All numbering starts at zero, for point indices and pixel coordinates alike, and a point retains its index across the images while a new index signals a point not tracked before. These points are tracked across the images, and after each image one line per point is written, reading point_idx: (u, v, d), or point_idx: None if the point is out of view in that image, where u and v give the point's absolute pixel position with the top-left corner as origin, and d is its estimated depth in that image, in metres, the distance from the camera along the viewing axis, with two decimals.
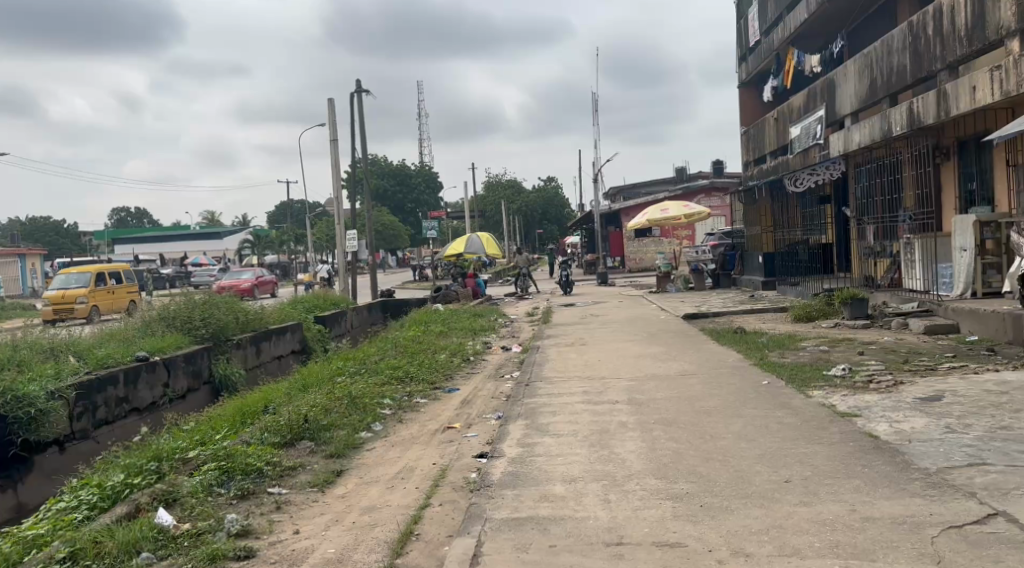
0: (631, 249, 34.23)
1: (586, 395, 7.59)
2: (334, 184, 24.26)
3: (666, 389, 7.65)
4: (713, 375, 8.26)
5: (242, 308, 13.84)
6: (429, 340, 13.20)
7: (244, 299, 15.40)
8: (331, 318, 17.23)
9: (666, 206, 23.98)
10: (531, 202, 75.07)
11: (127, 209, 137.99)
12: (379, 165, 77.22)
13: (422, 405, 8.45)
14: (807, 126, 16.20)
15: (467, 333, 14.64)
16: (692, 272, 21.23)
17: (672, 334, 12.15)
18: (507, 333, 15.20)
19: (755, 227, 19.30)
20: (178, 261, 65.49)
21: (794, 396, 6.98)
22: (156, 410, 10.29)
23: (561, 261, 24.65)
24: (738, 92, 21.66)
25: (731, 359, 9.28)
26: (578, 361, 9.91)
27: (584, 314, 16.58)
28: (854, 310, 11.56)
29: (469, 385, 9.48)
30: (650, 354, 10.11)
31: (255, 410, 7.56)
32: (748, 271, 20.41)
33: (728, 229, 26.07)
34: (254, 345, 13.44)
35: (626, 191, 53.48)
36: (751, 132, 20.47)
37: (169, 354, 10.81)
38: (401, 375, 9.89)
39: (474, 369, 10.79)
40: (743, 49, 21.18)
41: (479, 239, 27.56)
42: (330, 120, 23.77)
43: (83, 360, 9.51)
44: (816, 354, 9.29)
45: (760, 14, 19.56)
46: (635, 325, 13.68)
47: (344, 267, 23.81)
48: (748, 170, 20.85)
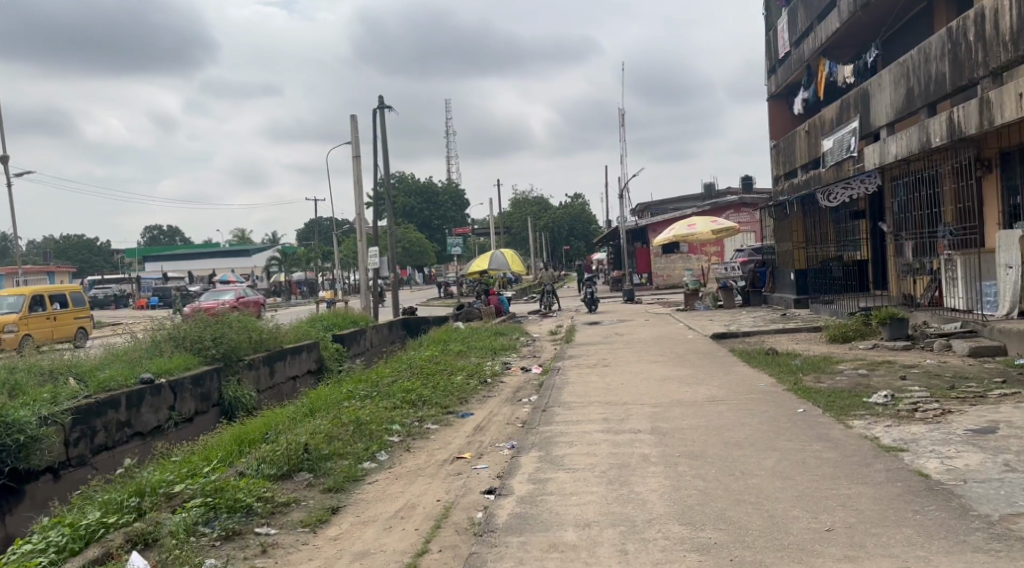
0: (658, 265, 33.65)
1: (607, 424, 7.08)
2: (356, 201, 24.00)
3: (692, 417, 7.11)
4: (744, 402, 7.71)
5: (257, 327, 13.50)
6: (446, 360, 12.75)
7: (260, 317, 15.08)
8: (350, 336, 16.86)
9: (694, 222, 23.40)
10: (559, 218, 74.63)
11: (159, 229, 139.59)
12: (405, 183, 77.27)
13: (432, 432, 7.97)
14: (841, 138, 15.59)
15: (486, 353, 14.17)
16: (721, 290, 20.62)
17: (699, 355, 11.59)
18: (529, 352, 14.71)
19: (786, 242, 18.66)
20: (206, 279, 65.85)
21: (832, 427, 6.42)
22: (161, 434, 9.96)
23: (586, 278, 24.15)
24: (767, 104, 21.08)
25: (763, 383, 8.71)
26: (599, 385, 9.38)
27: (608, 333, 16.03)
28: (893, 331, 10.95)
29: (484, 409, 8.98)
30: (676, 377, 9.56)
31: (254, 438, 7.18)
32: (779, 288, 19.75)
33: (758, 245, 25.40)
34: (268, 365, 13.09)
35: (654, 206, 52.82)
36: (781, 145, 19.86)
37: (177, 375, 10.50)
38: (413, 398, 9.42)
39: (491, 391, 10.30)
40: (772, 61, 20.62)
41: (503, 256, 27.10)
42: (353, 136, 23.56)
43: (84, 383, 9.23)
44: (854, 379, 8.69)
45: (790, 24, 19.01)
46: (661, 345, 13.12)
47: (365, 285, 23.48)
48: (779, 184, 20.23)
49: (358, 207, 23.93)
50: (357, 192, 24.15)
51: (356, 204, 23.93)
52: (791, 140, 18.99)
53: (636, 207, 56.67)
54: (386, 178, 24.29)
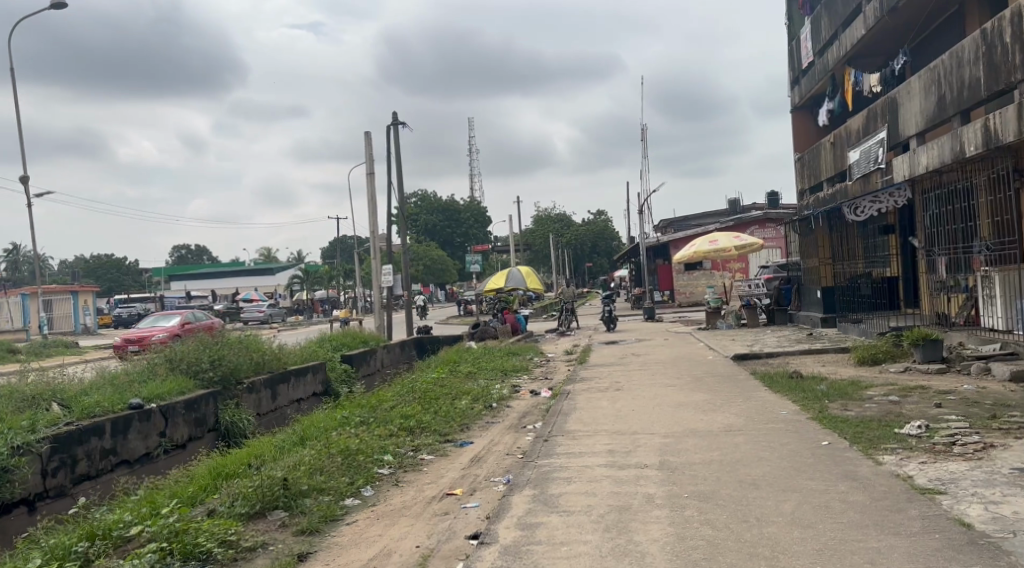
0: (681, 282, 32.98)
1: (612, 457, 6.49)
2: (371, 217, 23.68)
3: (706, 450, 6.50)
4: (764, 433, 7.08)
5: (259, 348, 13.06)
6: (453, 383, 12.22)
7: (264, 337, 14.66)
8: (359, 357, 16.38)
9: (716, 238, 22.74)
10: (582, 235, 74.15)
11: (187, 248, 141.19)
12: (428, 201, 77.29)
13: (425, 463, 7.42)
14: (867, 149, 14.92)
15: (497, 375, 13.63)
16: (745, 308, 19.91)
17: (719, 378, 10.96)
18: (541, 374, 14.13)
19: (812, 258, 17.97)
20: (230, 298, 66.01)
21: (860, 463, 5.79)
22: (151, 462, 9.49)
23: (605, 296, 23.55)
24: (791, 116, 20.44)
25: (785, 411, 8.07)
26: (608, 411, 8.79)
27: (625, 354, 15.43)
28: (927, 353, 10.25)
29: (484, 438, 8.42)
30: (691, 403, 8.94)
31: (231, 471, 6.68)
32: (805, 306, 19.01)
33: (783, 262, 24.66)
34: (270, 388, 12.64)
35: (678, 223, 52.16)
36: (806, 159, 19.20)
37: (169, 400, 10.05)
38: (411, 426, 8.88)
39: (495, 418, 9.73)
40: (796, 72, 19.99)
41: (519, 273, 26.66)
42: (367, 152, 23.26)
43: (69, 409, 8.77)
44: (885, 406, 8.03)
45: (813, 33, 18.39)
46: (679, 367, 12.50)
47: (380, 303, 23.05)
48: (804, 199, 19.54)
49: (373, 223, 23.61)
50: (372, 208, 23.84)
51: (370, 220, 23.61)
52: (816, 152, 18.34)
53: (659, 223, 56.07)
54: (401, 194, 23.95)
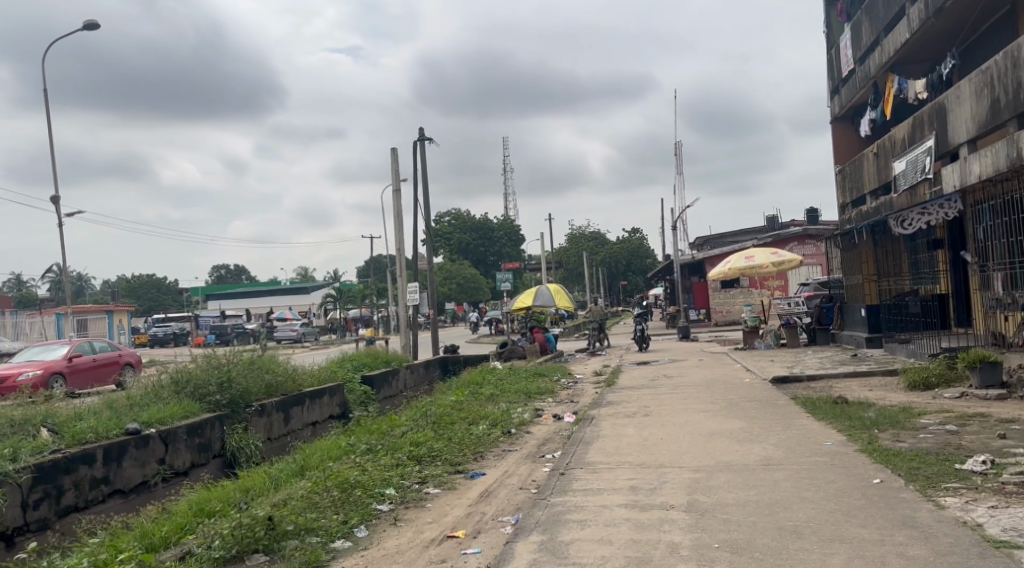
0: (717, 300, 32.07)
1: (633, 495, 5.78)
2: (396, 235, 23.29)
3: (740, 489, 5.76)
4: (806, 468, 6.31)
5: (272, 370, 12.55)
6: (472, 406, 11.57)
7: (280, 358, 14.18)
8: (380, 378, 15.83)
9: (752, 254, 21.88)
10: (616, 253, 73.30)
11: (226, 268, 142.94)
12: (461, 219, 77.13)
13: (430, 498, 6.76)
14: (913, 159, 14.05)
15: (519, 398, 12.94)
16: (784, 327, 19.02)
17: (755, 403, 10.16)
18: (567, 397, 13.42)
19: (856, 275, 17.05)
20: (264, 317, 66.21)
21: (919, 507, 5.02)
22: (148, 491, 8.99)
23: (637, 314, 22.78)
24: (830, 127, 19.58)
25: (829, 443, 7.29)
26: (633, 441, 8.06)
27: (656, 376, 14.65)
28: (984, 377, 9.37)
29: (498, 468, 7.74)
30: (725, 432, 8.20)
31: (213, 509, 6.10)
32: (848, 325, 18.05)
33: (824, 279, 23.67)
34: (282, 411, 12.10)
35: (714, 240, 51.25)
36: (848, 171, 18.31)
37: (171, 424, 9.54)
38: (420, 455, 8.25)
39: (513, 445, 9.06)
40: (835, 81, 19.18)
41: (548, 291, 25.98)
42: (393, 168, 22.89)
43: (58, 435, 8.37)
44: (943, 437, 7.21)
45: (853, 39, 17.57)
46: (714, 390, 11.73)
47: (405, 322, 22.55)
48: (846, 213, 18.62)
49: (399, 240, 23.20)
50: (397, 225, 23.46)
51: (396, 237, 23.22)
52: (858, 164, 17.47)
53: (694, 240, 55.19)
54: (426, 211, 23.55)
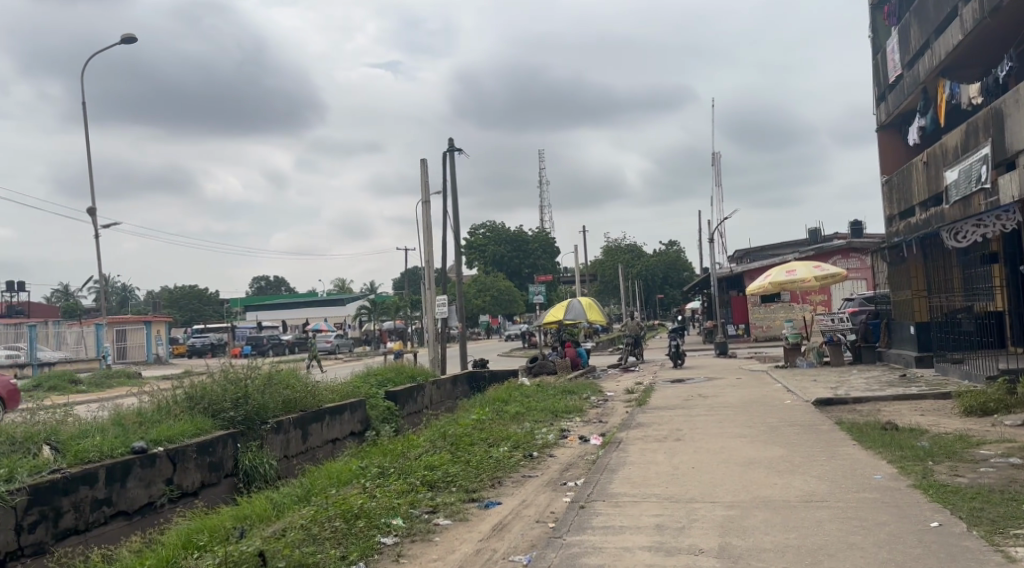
0: (757, 315, 31.23)
1: (658, 535, 5.21)
2: (426, 246, 22.97)
3: (779, 531, 5.17)
4: (853, 507, 5.69)
5: (292, 385, 12.17)
6: (495, 426, 11.07)
7: (302, 372, 13.84)
8: (404, 393, 15.42)
9: (793, 267, 21.09)
10: (652, 265, 73.46)
11: (266, 280, 144.75)
12: (496, 231, 76.92)
13: (439, 531, 6.24)
14: (967, 168, 13.27)
15: (545, 417, 12.42)
16: (827, 344, 18.24)
17: (797, 428, 9.52)
18: (596, 417, 12.88)
19: (905, 290, 16.24)
20: (300, 328, 66.49)
21: (987, 560, 4.38)
22: (154, 512, 8.59)
23: (673, 329, 22.11)
24: (877, 136, 18.81)
25: (878, 477, 6.66)
26: (662, 469, 7.50)
27: (691, 395, 14.01)
28: None
29: (515, 497, 7.22)
30: (762, 462, 7.61)
31: (201, 541, 5.63)
32: (896, 343, 17.22)
33: (870, 294, 22.80)
34: (301, 428, 11.70)
35: (754, 253, 50.24)
36: (896, 181, 17.52)
37: (180, 442, 9.13)
38: (434, 481, 7.74)
39: (535, 471, 8.52)
40: (882, 87, 18.41)
41: (580, 304, 25.41)
42: (424, 178, 22.58)
43: (60, 453, 7.99)
44: (1006, 471, 6.53)
45: (901, 43, 16.80)
46: (752, 412, 11.11)
47: (434, 335, 22.17)
48: (894, 225, 17.80)
49: (429, 251, 22.87)
50: (427, 235, 23.15)
51: (426, 249, 22.90)
52: (907, 174, 16.70)
53: (733, 253, 54.22)
54: (456, 222, 23.20)
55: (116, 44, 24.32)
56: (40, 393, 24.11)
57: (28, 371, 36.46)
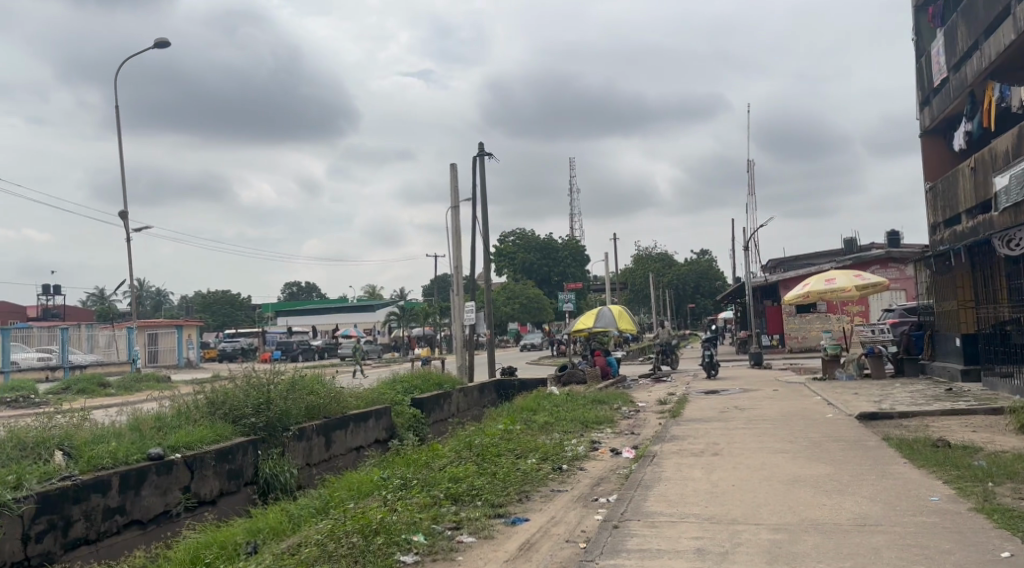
0: (792, 325, 30.60)
1: (699, 561, 4.82)
2: (454, 252, 22.75)
3: (832, 559, 4.75)
4: (913, 532, 5.26)
5: (317, 391, 11.89)
6: (523, 437, 10.72)
7: (327, 378, 13.59)
8: (430, 401, 15.13)
9: (833, 276, 20.50)
10: (683, 272, 73.32)
11: (297, 285, 146.08)
12: (525, 239, 76.73)
13: (462, 549, 5.88)
14: (1018, 174, 12.69)
15: (574, 428, 12.04)
16: (868, 356, 17.67)
17: (841, 445, 9.06)
18: (627, 428, 12.48)
19: (951, 300, 15.65)
20: (329, 334, 66.62)
21: None
22: (170, 522, 8.32)
23: (706, 339, 21.59)
24: (919, 141, 18.21)
25: (935, 498, 6.20)
26: (700, 487, 7.10)
27: (726, 407, 13.55)
28: None
29: (543, 513, 6.85)
30: (808, 482, 7.18)
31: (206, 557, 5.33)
32: (941, 355, 16.60)
33: (911, 305, 22.11)
34: (324, 435, 11.41)
35: (788, 262, 49.41)
36: (940, 188, 16.92)
37: (199, 449, 8.87)
38: (458, 494, 7.38)
39: (564, 486, 8.14)
40: (925, 90, 17.81)
41: (610, 312, 24.99)
42: (453, 184, 22.38)
43: (74, 460, 7.76)
44: None
45: (946, 45, 16.21)
46: (792, 427, 10.65)
47: (461, 343, 21.90)
48: (939, 233, 17.19)
49: (457, 257, 22.64)
50: (456, 241, 22.92)
51: (454, 255, 22.68)
52: (952, 180, 16.10)
53: (766, 262, 53.44)
54: (485, 229, 22.96)
55: (148, 49, 24.42)
56: (70, 395, 24.23)
57: (61, 373, 36.82)
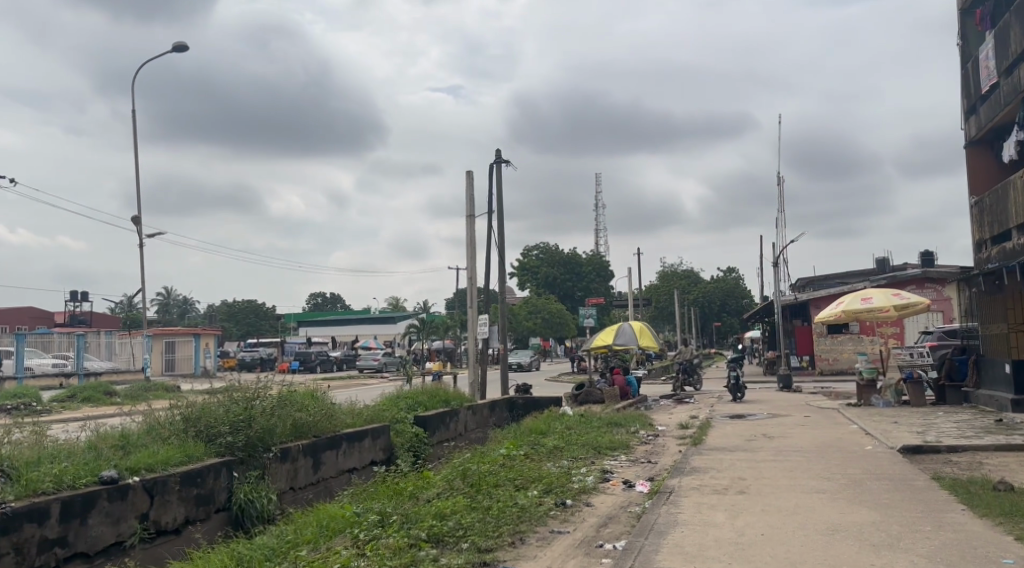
0: (823, 347, 29.36)
1: None
2: (469, 263, 21.89)
3: None
4: None
5: (307, 409, 10.97)
6: (526, 465, 9.75)
7: (321, 394, 12.70)
8: (434, 419, 14.21)
9: (869, 295, 19.31)
10: (709, 291, 72.04)
11: (322, 295, 146.53)
12: (550, 253, 75.93)
13: None
14: None
15: (585, 456, 11.05)
16: (906, 382, 16.50)
17: (885, 486, 8.00)
18: (642, 457, 11.46)
19: (1000, 323, 14.48)
20: (349, 345, 66.00)
21: None
22: (123, 553, 7.42)
23: (732, 359, 20.48)
24: (964, 152, 17.06)
25: (1008, 561, 5.15)
26: (722, 536, 6.09)
27: (752, 434, 12.49)
28: None
29: (537, 562, 5.87)
30: (851, 533, 6.14)
31: None
32: (987, 383, 15.41)
33: (952, 327, 20.86)
34: (312, 456, 10.49)
35: (817, 281, 48.03)
36: (988, 203, 15.77)
37: (162, 472, 7.98)
38: (439, 537, 6.40)
39: (565, 526, 7.16)
40: (972, 97, 16.67)
41: (630, 328, 23.95)
42: (471, 192, 21.56)
43: (11, 483, 6.87)
44: None
45: (996, 49, 15.10)
46: (827, 462, 9.58)
47: (475, 357, 21.00)
48: (985, 250, 16.03)
49: (472, 269, 21.79)
50: (471, 252, 22.07)
51: (468, 267, 21.82)
52: (1002, 193, 14.96)
53: (796, 281, 52.06)
54: (501, 240, 22.09)
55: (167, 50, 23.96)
56: (73, 404, 23.61)
57: (74, 380, 36.35)
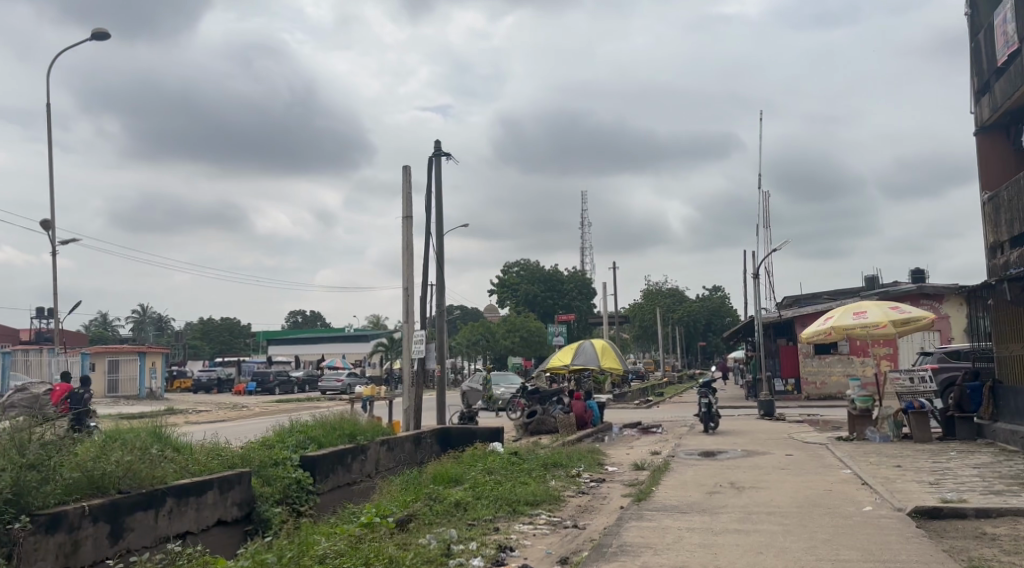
0: (809, 369, 26.72)
1: None
2: (405, 275, 19.11)
3: None
4: None
5: (114, 456, 8.08)
6: (388, 540, 6.87)
7: (164, 431, 9.84)
8: (327, 460, 11.33)
9: (863, 309, 16.60)
10: (694, 311, 69.51)
11: (302, 315, 143.48)
12: (531, 270, 73.50)
13: None
14: None
15: (487, 519, 8.17)
16: (909, 413, 13.77)
17: None
18: (567, 518, 8.57)
19: None
20: (316, 365, 62.73)
21: None
22: None
23: (706, 384, 17.66)
24: (974, 140, 14.52)
25: None
26: None
27: (718, 484, 9.66)
28: None
29: None
30: None
31: None
32: (1007, 416, 12.72)
33: (956, 347, 18.17)
34: (108, 520, 7.59)
35: (804, 300, 45.61)
36: (1005, 198, 13.21)
37: None
38: None
39: None
40: (984, 72, 14.13)
41: (592, 348, 21.26)
42: (407, 194, 18.90)
43: None
44: None
45: (1017, 11, 12.49)
46: (812, 536, 6.77)
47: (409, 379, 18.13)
48: (1002, 254, 13.43)
49: (408, 281, 19.00)
50: (407, 263, 19.29)
51: (404, 278, 19.02)
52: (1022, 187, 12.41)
53: (783, 300, 49.74)
54: (442, 249, 19.35)
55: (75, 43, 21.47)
56: None
57: None
